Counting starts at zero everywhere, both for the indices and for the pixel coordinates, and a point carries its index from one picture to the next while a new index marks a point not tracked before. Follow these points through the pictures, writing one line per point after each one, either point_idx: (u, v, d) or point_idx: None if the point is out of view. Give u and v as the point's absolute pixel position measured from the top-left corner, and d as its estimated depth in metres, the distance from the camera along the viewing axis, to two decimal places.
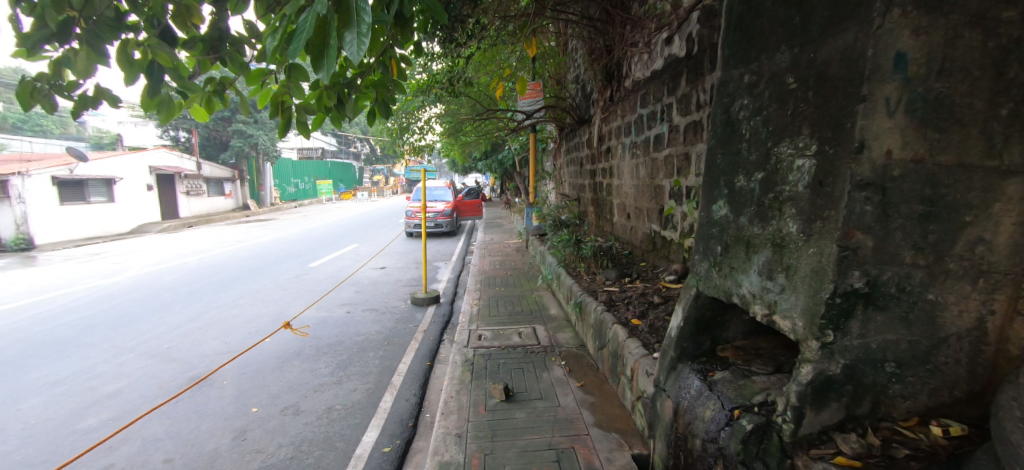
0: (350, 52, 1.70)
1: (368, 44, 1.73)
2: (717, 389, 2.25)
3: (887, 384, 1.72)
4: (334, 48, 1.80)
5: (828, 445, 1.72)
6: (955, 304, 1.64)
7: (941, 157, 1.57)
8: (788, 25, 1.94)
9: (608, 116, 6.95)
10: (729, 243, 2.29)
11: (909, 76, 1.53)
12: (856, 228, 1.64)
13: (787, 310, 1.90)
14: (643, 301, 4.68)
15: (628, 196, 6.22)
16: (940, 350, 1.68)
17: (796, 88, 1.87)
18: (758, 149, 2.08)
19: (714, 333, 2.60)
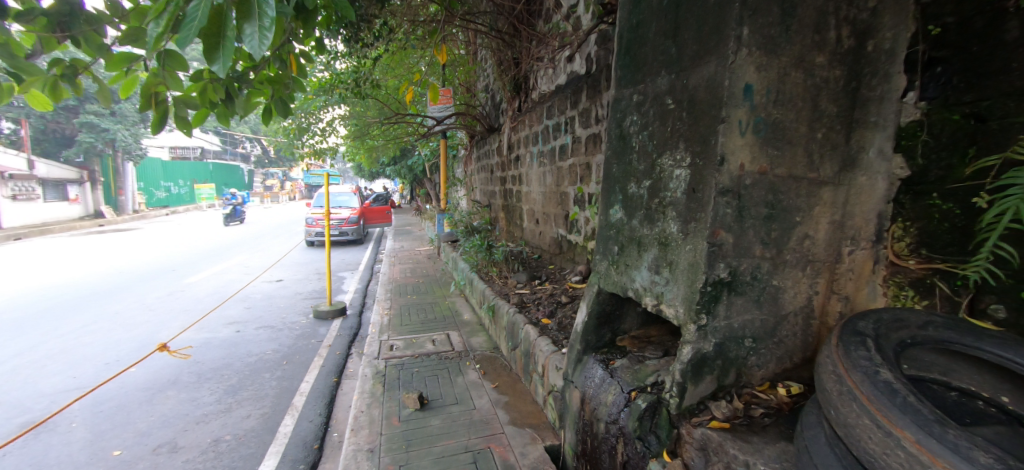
0: (250, 46, 1.60)
1: (271, 38, 1.64)
2: (617, 375, 2.50)
3: (746, 356, 2.07)
4: (231, 39, 1.68)
5: (704, 413, 2.00)
6: (791, 285, 2.10)
7: (778, 169, 1.97)
8: (666, 54, 2.25)
9: (517, 126, 7.22)
10: (624, 243, 2.56)
11: (755, 103, 1.89)
12: (720, 228, 1.93)
13: (671, 299, 2.17)
14: (552, 302, 4.95)
15: (536, 202, 6.53)
16: (783, 322, 2.12)
17: (673, 109, 2.18)
18: (645, 160, 2.37)
19: (614, 325, 2.88)
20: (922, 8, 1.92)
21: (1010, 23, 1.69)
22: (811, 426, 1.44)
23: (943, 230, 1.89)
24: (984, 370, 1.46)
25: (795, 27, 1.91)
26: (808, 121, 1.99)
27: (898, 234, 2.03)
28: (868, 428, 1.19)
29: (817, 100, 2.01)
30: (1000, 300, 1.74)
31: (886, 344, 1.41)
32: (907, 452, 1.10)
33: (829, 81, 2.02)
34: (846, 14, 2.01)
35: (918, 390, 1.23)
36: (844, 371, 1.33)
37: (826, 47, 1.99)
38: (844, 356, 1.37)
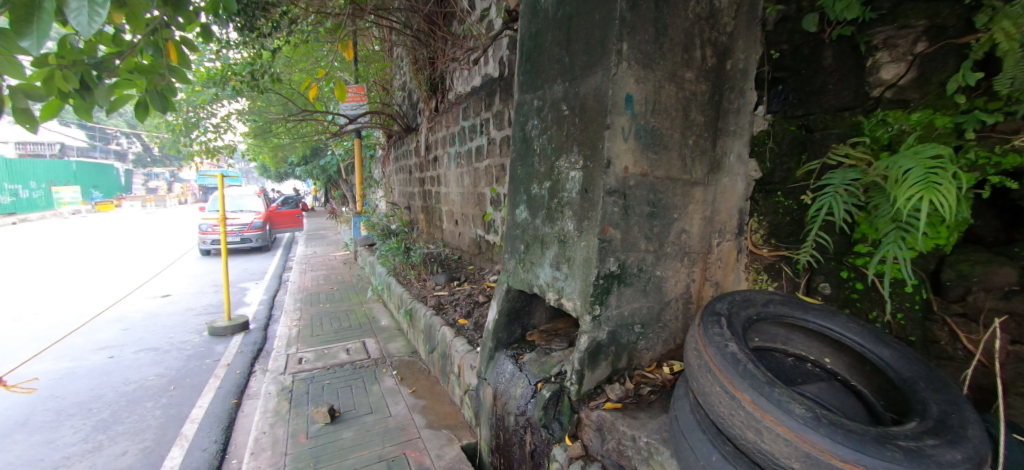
0: (74, 22, 1.56)
1: (105, 16, 1.60)
2: (525, 368, 2.61)
3: (636, 340, 2.29)
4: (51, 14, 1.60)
5: (601, 396, 2.18)
6: (672, 274, 2.36)
7: (657, 171, 2.21)
8: (561, 63, 2.40)
9: (433, 126, 7.14)
10: (529, 242, 2.67)
11: (636, 111, 2.09)
12: (609, 225, 2.10)
13: (570, 293, 2.31)
14: (470, 302, 4.98)
15: (454, 203, 6.51)
16: (666, 308, 2.38)
17: (568, 114, 2.33)
18: (545, 162, 2.50)
19: (523, 321, 3.00)
20: (765, 35, 2.30)
21: (825, 52, 2.13)
22: (681, 398, 1.63)
23: (785, 222, 2.29)
24: (809, 335, 1.77)
25: (666, 45, 2.16)
26: (681, 129, 2.26)
27: (754, 227, 2.42)
28: (719, 394, 1.38)
29: (688, 111, 2.28)
30: (826, 279, 2.18)
31: (736, 321, 1.64)
32: (746, 410, 1.30)
33: (697, 94, 2.32)
34: (708, 36, 2.33)
35: (756, 357, 1.45)
36: (703, 346, 1.52)
37: (693, 64, 2.27)
38: (703, 334, 1.56)
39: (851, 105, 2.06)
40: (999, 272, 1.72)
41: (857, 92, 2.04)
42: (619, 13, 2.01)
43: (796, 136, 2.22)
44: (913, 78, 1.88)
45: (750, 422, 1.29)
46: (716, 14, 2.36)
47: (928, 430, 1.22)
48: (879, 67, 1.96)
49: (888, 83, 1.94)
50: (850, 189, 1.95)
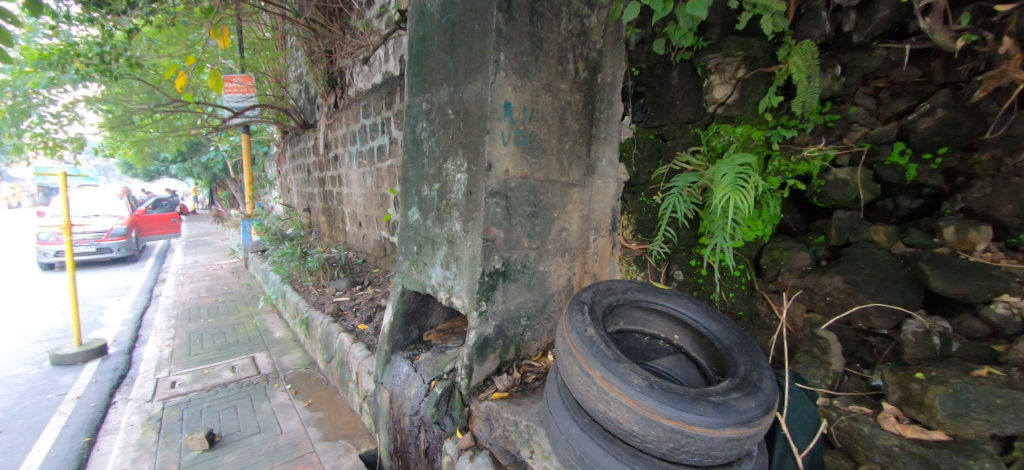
0: None
1: None
2: (420, 368, 2.65)
3: (523, 331, 2.52)
4: None
5: (490, 387, 2.38)
6: (554, 269, 2.62)
7: (537, 174, 2.43)
8: (446, 68, 2.46)
9: (333, 123, 6.74)
10: (421, 243, 2.71)
11: (515, 118, 2.27)
12: (492, 225, 2.24)
13: (459, 290, 2.42)
14: (371, 306, 4.82)
15: (356, 204, 6.20)
16: (550, 300, 2.63)
17: (453, 119, 2.41)
18: (434, 165, 2.56)
19: (420, 321, 3.01)
20: (628, 53, 2.65)
21: (672, 72, 2.55)
22: (552, 382, 1.88)
23: (646, 219, 2.68)
24: (660, 317, 2.05)
25: (541, 58, 2.36)
26: (557, 136, 2.50)
27: (625, 224, 2.80)
28: (578, 374, 1.63)
29: (564, 119, 2.53)
30: (679, 268, 2.58)
31: (596, 308, 1.89)
32: (598, 385, 1.55)
33: (571, 103, 2.57)
34: (581, 51, 2.56)
35: (609, 338, 1.70)
36: (567, 332, 1.75)
37: (567, 76, 2.51)
38: (568, 321, 1.78)
39: (694, 119, 2.52)
40: (796, 255, 2.21)
41: (697, 108, 2.49)
42: (495, 25, 2.14)
43: (654, 144, 2.64)
44: (736, 98, 2.37)
45: (600, 395, 1.55)
46: (587, 31, 2.58)
47: (736, 386, 1.53)
48: (713, 87, 2.42)
49: (719, 101, 2.40)
50: (691, 190, 2.41)
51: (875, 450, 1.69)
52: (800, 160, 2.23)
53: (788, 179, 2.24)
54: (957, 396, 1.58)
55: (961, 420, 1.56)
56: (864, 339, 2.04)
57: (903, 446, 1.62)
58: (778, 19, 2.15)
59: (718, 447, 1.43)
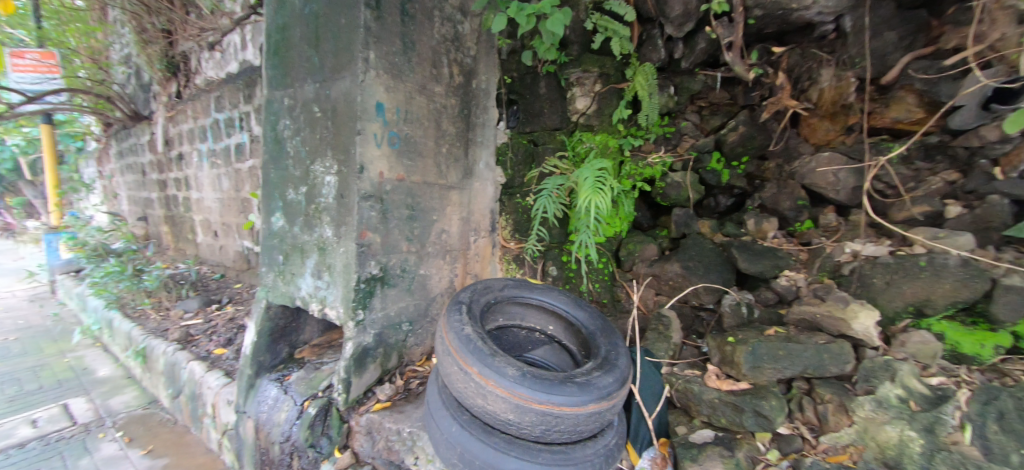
0: None
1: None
2: (291, 390, 2.43)
3: (405, 338, 2.54)
4: None
5: (371, 398, 2.36)
6: (435, 271, 2.66)
7: (414, 176, 2.43)
8: (309, 62, 2.30)
9: (175, 116, 5.75)
10: (288, 251, 2.50)
11: (388, 120, 2.24)
12: (366, 229, 2.19)
13: (332, 301, 2.30)
14: (232, 327, 4.24)
15: (209, 211, 5.37)
16: (431, 303, 2.67)
17: (320, 116, 2.26)
18: (300, 166, 2.37)
19: (290, 338, 2.74)
20: (501, 62, 2.79)
21: (540, 82, 2.76)
22: (433, 385, 1.94)
23: (522, 219, 2.85)
24: (536, 310, 2.20)
25: (414, 59, 2.35)
26: (433, 138, 2.52)
27: (504, 225, 2.94)
28: (456, 373, 1.72)
29: (440, 121, 2.56)
30: (551, 264, 2.80)
31: (473, 307, 1.99)
32: (475, 381, 1.66)
33: (447, 106, 2.60)
34: (455, 57, 2.60)
35: (485, 334, 1.82)
36: (445, 333, 1.83)
37: (441, 80, 2.53)
38: (446, 322, 1.86)
39: (560, 127, 2.80)
40: (646, 247, 2.62)
41: (563, 117, 2.78)
42: (363, 22, 2.07)
43: (527, 149, 2.85)
44: (595, 109, 2.70)
45: (478, 390, 1.65)
46: (461, 37, 2.63)
47: (598, 366, 1.77)
48: (575, 98, 2.71)
49: (581, 111, 2.71)
50: (559, 192, 2.66)
51: (703, 404, 2.03)
52: (646, 166, 2.63)
53: (637, 181, 2.62)
54: (755, 352, 1.98)
55: (758, 371, 1.97)
56: (697, 313, 2.50)
57: (721, 397, 1.98)
58: (625, 42, 2.50)
59: (582, 422, 1.63)
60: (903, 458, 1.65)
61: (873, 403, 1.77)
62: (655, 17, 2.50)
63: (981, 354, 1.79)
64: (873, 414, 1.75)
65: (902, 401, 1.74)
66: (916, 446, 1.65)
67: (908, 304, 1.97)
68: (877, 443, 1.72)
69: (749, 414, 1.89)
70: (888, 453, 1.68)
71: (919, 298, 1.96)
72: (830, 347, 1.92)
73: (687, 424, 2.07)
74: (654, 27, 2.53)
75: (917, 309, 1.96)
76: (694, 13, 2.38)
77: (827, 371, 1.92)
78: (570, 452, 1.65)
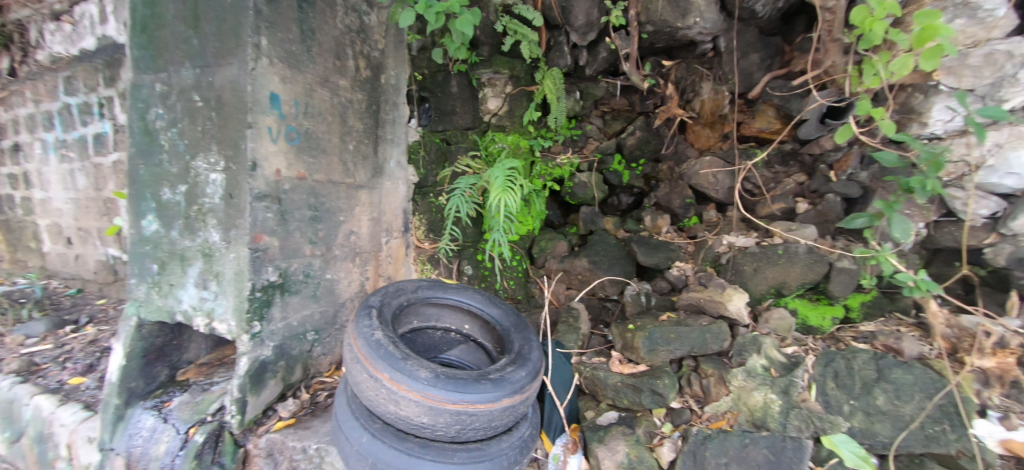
0: None
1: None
2: (172, 417, 2.15)
3: (311, 349, 2.38)
4: None
5: (272, 416, 2.21)
6: (344, 276, 2.52)
7: (316, 175, 2.27)
8: (188, 43, 2.03)
9: (6, 98, 4.71)
10: (165, 259, 2.19)
11: (283, 112, 2.06)
12: (261, 232, 2.01)
13: (222, 314, 2.08)
14: (94, 350, 3.59)
15: (59, 213, 4.49)
16: (340, 310, 2.53)
17: (202, 106, 2.02)
18: (178, 162, 2.09)
19: (171, 358, 2.41)
20: (411, 58, 2.72)
21: (452, 81, 2.75)
22: (342, 395, 1.85)
23: (436, 219, 2.82)
24: (451, 310, 2.18)
25: (314, 49, 2.19)
26: (338, 134, 2.39)
27: (417, 224, 2.86)
28: (366, 380, 1.66)
29: (345, 116, 2.43)
30: (467, 263, 2.81)
31: (384, 310, 1.93)
32: (386, 387, 1.61)
33: (352, 101, 2.47)
34: (360, 48, 2.47)
35: (396, 338, 1.77)
36: (354, 339, 1.75)
37: (346, 73, 2.40)
38: (354, 328, 1.78)
39: (473, 126, 2.83)
40: (556, 244, 2.80)
41: (475, 116, 2.81)
42: (253, 4, 1.87)
43: (440, 147, 2.82)
44: (506, 110, 2.80)
45: (390, 396, 1.61)
46: (366, 29, 2.50)
47: (511, 361, 1.81)
48: (487, 98, 2.78)
49: (493, 112, 2.80)
50: (471, 191, 2.68)
51: (607, 388, 2.18)
52: (555, 166, 2.80)
53: (547, 181, 2.77)
54: (651, 336, 2.19)
55: (654, 352, 2.18)
56: (604, 304, 2.72)
57: (623, 380, 2.14)
58: (533, 47, 2.58)
59: (497, 417, 1.66)
60: (767, 418, 1.91)
61: (744, 373, 2.03)
62: (562, 25, 2.60)
63: (821, 324, 2.21)
64: (744, 382, 2.01)
65: (766, 370, 2.02)
66: (776, 407, 1.92)
67: (770, 286, 2.33)
68: (748, 407, 1.97)
69: (646, 393, 2.07)
70: (756, 416, 1.94)
71: (777, 281, 2.32)
72: (712, 328, 2.18)
73: (595, 408, 2.20)
74: (561, 34, 2.64)
75: (776, 290, 2.33)
76: (595, 24, 2.55)
77: (709, 349, 2.18)
78: (486, 447, 1.68)
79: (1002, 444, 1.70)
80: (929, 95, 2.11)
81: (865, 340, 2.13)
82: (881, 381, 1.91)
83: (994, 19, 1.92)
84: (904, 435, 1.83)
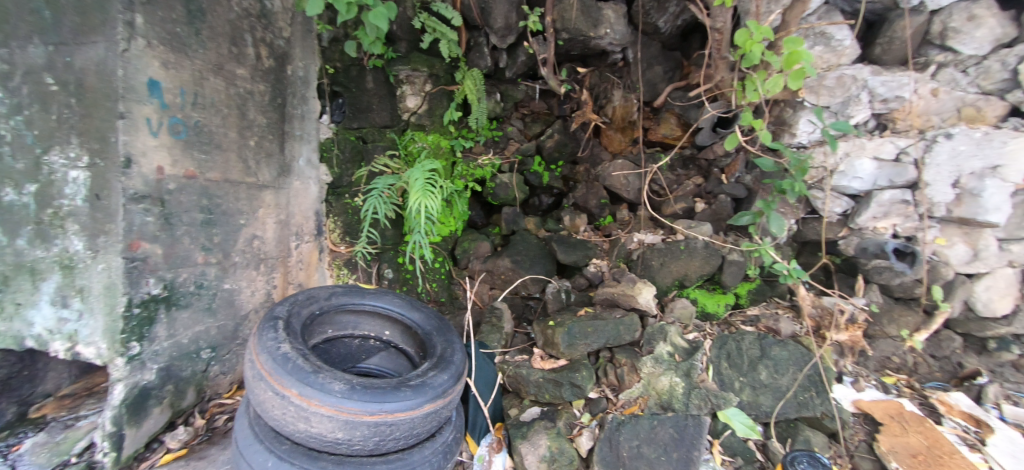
0: None
1: None
2: (22, 463, 1.81)
3: (206, 369, 2.14)
4: None
5: (157, 450, 1.95)
6: (245, 285, 2.29)
7: (209, 173, 2.04)
8: (34, 13, 1.68)
9: None
10: (8, 273, 1.82)
11: (166, 102, 1.82)
12: (140, 239, 1.75)
13: (89, 336, 1.78)
14: None
15: None
16: (241, 323, 2.30)
17: (58, 91, 1.70)
18: (24, 156, 1.74)
19: (20, 392, 2.01)
20: (321, 49, 2.55)
21: (367, 76, 2.63)
22: (245, 417, 1.69)
23: (353, 221, 2.69)
24: (369, 316, 2.09)
25: (204, 32, 1.95)
26: (235, 129, 2.16)
27: (332, 227, 2.70)
28: (271, 399, 1.54)
29: (244, 109, 2.21)
30: (388, 267, 2.71)
31: (292, 321, 1.80)
32: (295, 403, 1.50)
33: (252, 92, 2.25)
34: (262, 35, 2.25)
35: (307, 350, 1.66)
36: (257, 354, 1.62)
37: (245, 61, 2.18)
38: (257, 342, 1.65)
39: (391, 124, 2.74)
40: (479, 244, 2.85)
41: (393, 114, 2.72)
42: None
43: (355, 146, 2.69)
44: (426, 109, 2.75)
45: (300, 413, 1.51)
46: (269, 14, 2.28)
47: (433, 365, 1.78)
48: (405, 96, 2.71)
49: (411, 110, 2.73)
50: (390, 192, 2.58)
51: (530, 385, 2.23)
52: (476, 167, 2.82)
53: (468, 182, 2.78)
54: (570, 332, 2.28)
55: (573, 346, 2.27)
56: (527, 302, 2.80)
57: (544, 376, 2.21)
58: (453, 46, 2.56)
59: (418, 425, 1.62)
60: (672, 400, 2.09)
61: (652, 360, 2.19)
62: (481, 26, 2.60)
63: (717, 310, 2.46)
64: (653, 368, 2.17)
65: (670, 356, 2.21)
66: (680, 388, 2.10)
67: (674, 279, 2.55)
68: (656, 391, 2.13)
69: (566, 386, 2.16)
70: (663, 398, 2.11)
71: (680, 273, 2.54)
72: (625, 320, 2.32)
73: (518, 406, 2.24)
74: (480, 35, 2.65)
75: (680, 282, 2.55)
76: (514, 28, 2.57)
77: (622, 340, 2.32)
78: (408, 456, 1.63)
79: (854, 404, 2.12)
80: (797, 110, 2.44)
81: (751, 323, 2.41)
82: (763, 358, 2.18)
83: (842, 48, 2.29)
84: (782, 403, 2.09)
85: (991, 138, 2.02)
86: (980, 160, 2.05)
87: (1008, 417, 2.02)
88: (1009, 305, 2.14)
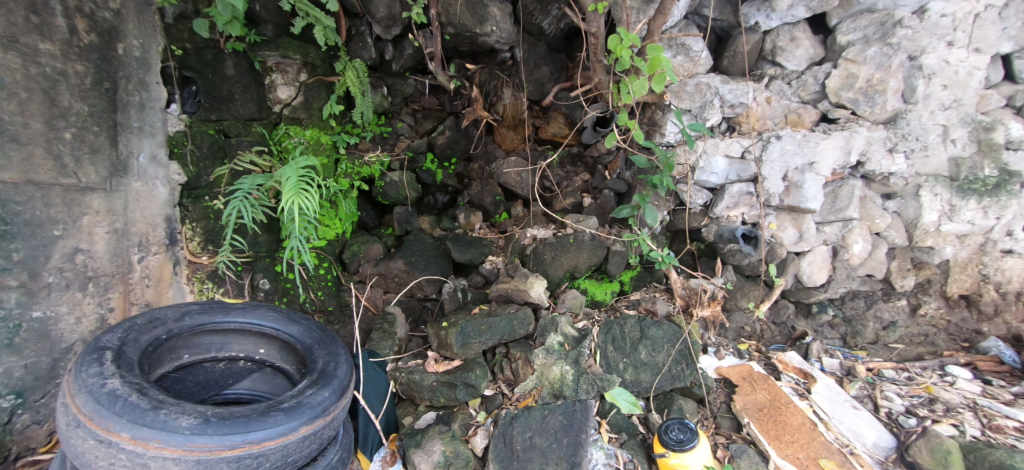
0: None
1: None
2: None
3: (11, 420, 1.70)
4: None
5: None
6: (69, 311, 1.86)
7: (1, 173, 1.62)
8: None
9: None
10: None
11: None
12: None
13: None
14: None
15: None
16: (64, 358, 1.85)
17: None
18: None
19: None
20: (165, 27, 2.15)
21: (226, 61, 2.30)
22: None
23: (215, 226, 2.35)
24: (237, 335, 1.84)
25: None
26: (40, 117, 1.73)
27: (189, 235, 2.31)
28: (94, 448, 1.28)
29: (53, 93, 1.77)
30: (263, 276, 2.42)
31: (127, 350, 1.52)
32: (127, 450, 1.26)
33: (66, 73, 1.81)
34: (77, 4, 1.82)
35: (145, 383, 1.41)
36: (73, 397, 1.34)
37: (52, 34, 1.75)
38: (76, 381, 1.36)
39: (258, 117, 2.48)
40: (370, 247, 2.72)
41: (260, 106, 2.46)
42: None
43: (215, 140, 2.35)
44: (301, 101, 2.52)
45: (134, 460, 1.27)
46: None
47: (312, 382, 1.61)
48: (275, 86, 2.45)
49: (284, 102, 2.48)
50: (259, 193, 2.31)
51: (424, 390, 2.16)
52: (363, 164, 2.72)
53: (354, 181, 2.67)
54: (463, 332, 2.27)
55: (468, 346, 2.26)
56: (424, 304, 2.74)
57: (438, 379, 2.16)
58: (329, 33, 2.37)
59: (294, 451, 1.46)
60: (563, 387, 2.19)
61: (544, 352, 2.26)
62: (361, 14, 2.42)
63: (604, 298, 2.64)
64: (545, 359, 2.25)
65: (561, 346, 2.30)
66: (570, 376, 2.21)
67: (565, 271, 2.66)
68: (549, 381, 2.21)
69: (460, 388, 2.12)
70: (555, 387, 2.19)
71: (570, 266, 2.66)
72: (518, 315, 2.36)
73: (414, 413, 2.17)
74: (362, 24, 2.47)
75: (570, 274, 2.67)
76: (398, 19, 2.44)
77: (516, 334, 2.36)
78: None
79: (716, 370, 2.42)
80: (664, 112, 2.69)
81: (633, 307, 2.62)
82: (643, 339, 2.38)
83: (698, 58, 2.58)
84: (658, 378, 2.30)
85: (808, 140, 2.45)
86: (801, 158, 2.49)
87: (826, 367, 2.48)
88: (825, 275, 2.61)
